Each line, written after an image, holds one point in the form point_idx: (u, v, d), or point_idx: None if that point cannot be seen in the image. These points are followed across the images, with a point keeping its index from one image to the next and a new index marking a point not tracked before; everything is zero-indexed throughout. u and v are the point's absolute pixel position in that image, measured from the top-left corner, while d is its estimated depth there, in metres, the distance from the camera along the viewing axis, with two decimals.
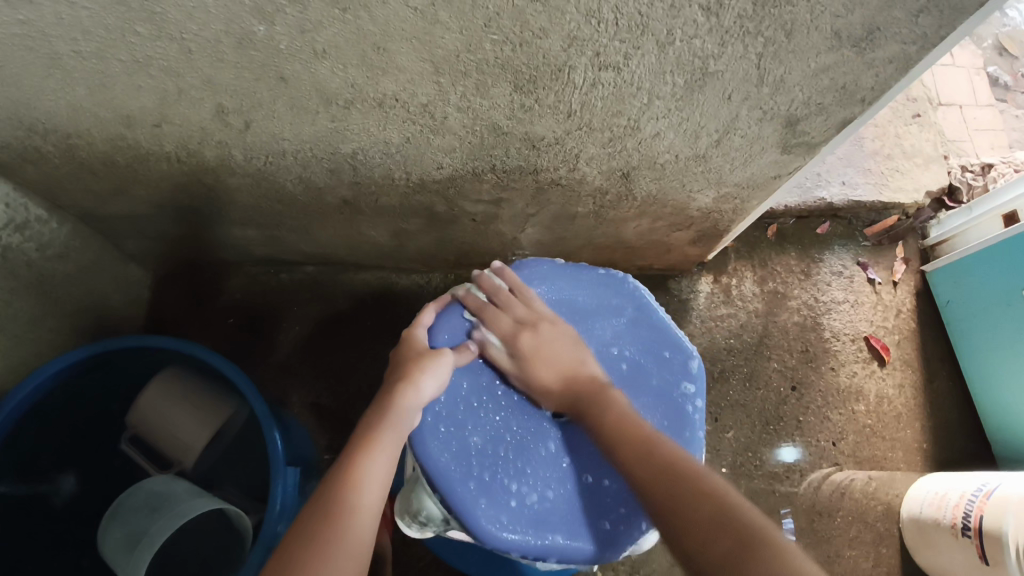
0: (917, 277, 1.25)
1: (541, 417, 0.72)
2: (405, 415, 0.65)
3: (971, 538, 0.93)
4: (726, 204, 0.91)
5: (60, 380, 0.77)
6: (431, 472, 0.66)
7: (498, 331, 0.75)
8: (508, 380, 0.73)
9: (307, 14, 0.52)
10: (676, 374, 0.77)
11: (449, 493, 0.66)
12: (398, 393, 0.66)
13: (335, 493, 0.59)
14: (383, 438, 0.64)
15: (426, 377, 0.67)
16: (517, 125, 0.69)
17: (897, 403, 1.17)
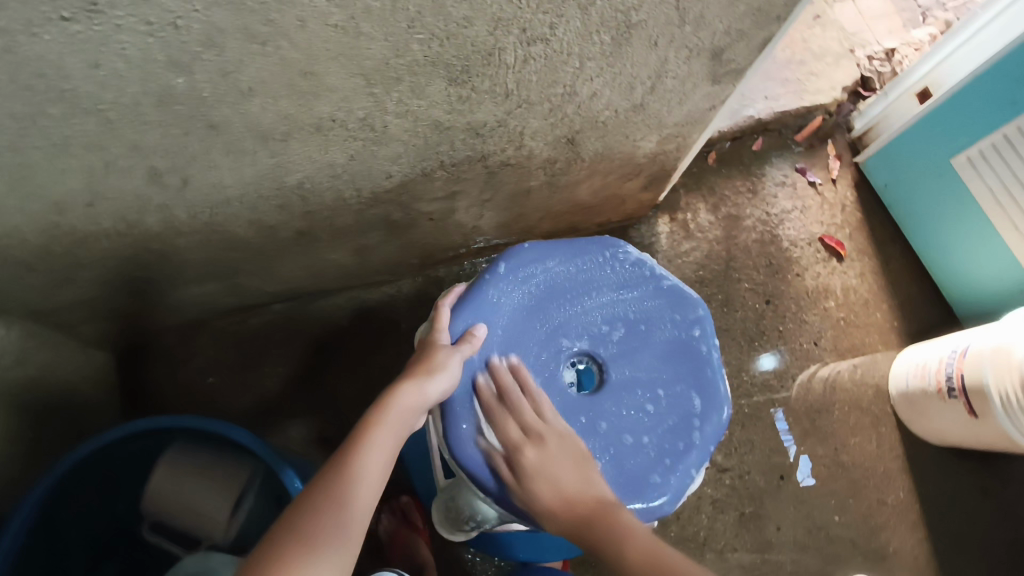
0: (853, 170, 1.31)
1: (570, 394, 0.73)
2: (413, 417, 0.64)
3: (958, 396, 1.00)
4: (670, 144, 0.93)
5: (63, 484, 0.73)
6: (481, 476, 0.67)
7: (505, 323, 0.73)
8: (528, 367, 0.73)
9: (226, 55, 0.50)
10: (683, 320, 0.77)
11: (506, 490, 0.67)
12: (402, 389, 0.64)
13: (328, 488, 0.56)
14: (380, 432, 0.61)
15: (438, 377, 0.65)
16: (458, 117, 0.68)
17: (862, 291, 1.23)
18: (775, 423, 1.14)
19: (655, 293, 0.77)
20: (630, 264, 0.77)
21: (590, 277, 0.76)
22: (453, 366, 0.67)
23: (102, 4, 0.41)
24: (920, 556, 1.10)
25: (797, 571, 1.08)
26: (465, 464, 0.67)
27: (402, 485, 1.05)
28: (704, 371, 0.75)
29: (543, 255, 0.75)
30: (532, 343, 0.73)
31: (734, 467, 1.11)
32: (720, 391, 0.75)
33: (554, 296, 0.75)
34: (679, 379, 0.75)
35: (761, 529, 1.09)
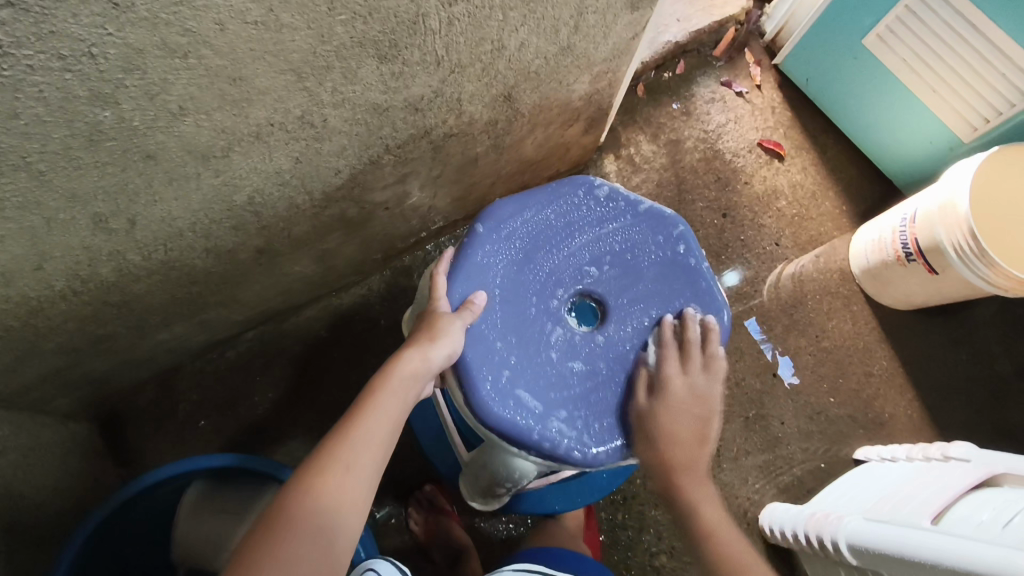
0: (774, 72, 1.35)
1: (576, 337, 0.71)
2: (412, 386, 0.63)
3: (917, 260, 1.06)
4: (602, 82, 0.94)
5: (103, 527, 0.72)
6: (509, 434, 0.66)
7: (496, 282, 0.71)
8: (528, 319, 0.71)
9: (148, 77, 0.47)
10: (667, 240, 0.76)
11: (534, 442, 0.66)
12: (407, 354, 0.64)
13: (336, 447, 0.56)
14: (385, 396, 0.61)
15: (438, 344, 0.64)
16: (395, 96, 0.67)
17: (808, 184, 1.28)
18: (748, 330, 1.19)
19: (633, 219, 0.76)
20: (604, 198, 0.76)
21: (568, 219, 0.75)
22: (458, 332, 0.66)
23: (9, 46, 0.39)
24: (913, 414, 1.17)
25: (808, 457, 1.14)
26: (490, 426, 0.66)
27: (422, 475, 1.06)
28: (698, 283, 0.75)
29: (518, 208, 0.74)
30: (526, 296, 0.72)
31: (729, 377, 1.16)
32: (717, 301, 0.74)
33: (538, 246, 0.73)
34: (676, 297, 0.74)
35: (768, 428, 1.14)
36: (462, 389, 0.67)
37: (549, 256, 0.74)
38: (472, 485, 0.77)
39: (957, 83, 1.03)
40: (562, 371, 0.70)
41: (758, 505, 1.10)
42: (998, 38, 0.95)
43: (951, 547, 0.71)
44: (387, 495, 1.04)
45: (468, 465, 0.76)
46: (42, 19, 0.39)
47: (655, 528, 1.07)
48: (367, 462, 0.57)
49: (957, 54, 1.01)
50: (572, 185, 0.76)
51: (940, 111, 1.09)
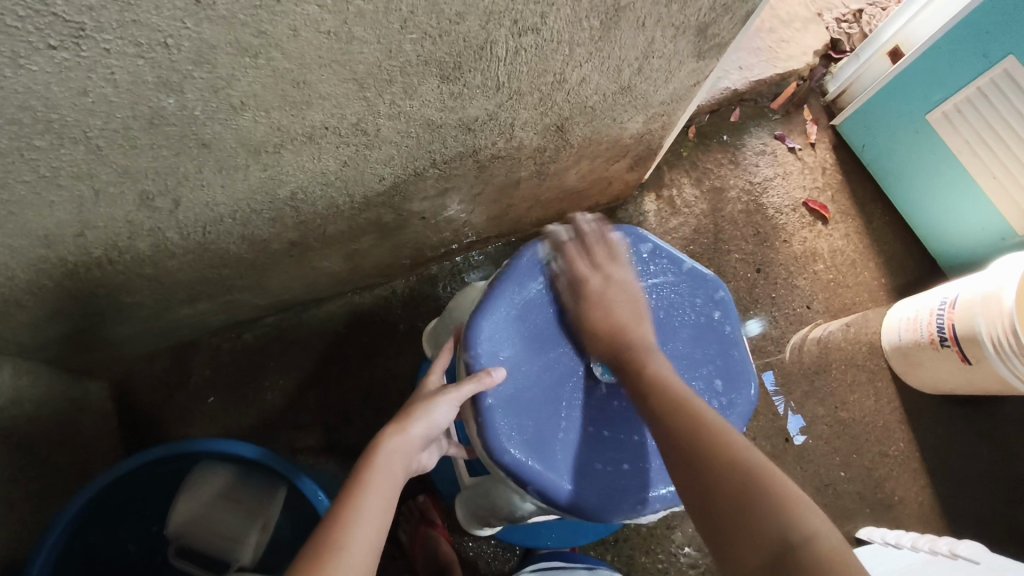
0: (829, 133, 1.33)
1: (599, 387, 0.70)
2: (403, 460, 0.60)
3: (951, 346, 1.03)
4: (656, 123, 0.93)
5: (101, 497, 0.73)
6: (517, 473, 0.64)
7: (527, 322, 0.70)
8: (553, 362, 0.69)
9: (217, 71, 0.48)
10: (705, 306, 0.75)
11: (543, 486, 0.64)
12: (393, 430, 0.62)
13: (327, 542, 0.51)
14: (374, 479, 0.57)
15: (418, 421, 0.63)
16: (450, 114, 0.67)
17: (849, 251, 1.26)
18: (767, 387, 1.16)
19: (673, 278, 0.75)
20: (648, 255, 0.75)
21: (610, 268, 0.73)
22: (448, 406, 0.64)
23: (90, 29, 0.40)
24: (924, 502, 1.14)
25: None
26: (503, 463, 0.64)
27: (418, 485, 1.05)
28: (729, 352, 0.74)
29: (558, 251, 0.72)
30: (554, 339, 0.70)
31: None
32: (746, 373, 0.74)
33: (575, 292, 0.72)
34: (705, 362, 0.73)
35: None
36: (478, 423, 0.65)
37: None
38: (471, 511, 0.76)
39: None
40: (578, 421, 0.68)
41: None
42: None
43: None
44: None
45: (470, 489, 0.75)
46: (127, 8, 0.40)
47: None
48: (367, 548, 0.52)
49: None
50: (618, 236, 0.75)
51: (1002, 194, 1.04)
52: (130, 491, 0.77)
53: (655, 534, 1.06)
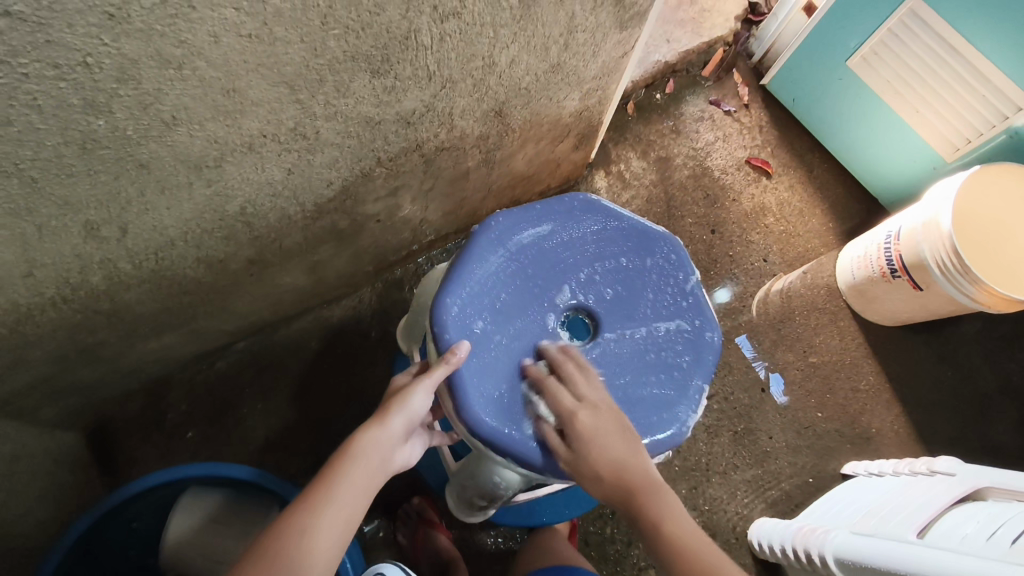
0: (761, 92, 1.38)
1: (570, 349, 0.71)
2: (378, 455, 0.62)
3: (902, 276, 1.08)
4: (592, 99, 0.96)
5: (91, 539, 0.71)
6: (494, 440, 0.65)
7: (494, 295, 0.70)
8: (523, 330, 0.70)
9: (143, 87, 0.49)
10: (664, 264, 0.77)
11: (519, 452, 0.65)
12: (373, 422, 0.63)
13: (289, 530, 0.56)
14: (350, 470, 0.60)
15: (395, 413, 0.63)
16: (387, 109, 0.68)
17: (795, 201, 1.30)
18: (738, 346, 1.19)
19: (626, 236, 0.77)
20: (603, 220, 0.77)
21: (568, 237, 0.75)
22: (424, 396, 0.64)
23: (5, 54, 0.40)
24: (900, 429, 1.18)
25: (796, 472, 1.14)
26: (478, 432, 0.65)
27: (410, 487, 1.05)
28: (692, 304, 0.76)
29: (516, 225, 0.74)
30: (521, 309, 0.71)
31: (718, 392, 1.16)
32: (712, 321, 0.75)
33: (537, 261, 0.73)
34: (670, 316, 0.75)
35: (756, 442, 1.14)
36: (452, 395, 0.65)
37: (547, 272, 0.73)
38: (461, 494, 0.77)
39: (952, 96, 1.04)
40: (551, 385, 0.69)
41: (746, 520, 1.10)
42: (1002, 54, 0.95)
43: (915, 554, 0.73)
44: (375, 511, 1.03)
45: (456, 475, 0.77)
46: (39, 28, 0.40)
47: (643, 542, 1.06)
48: (327, 539, 0.56)
49: (953, 68, 1.01)
50: (573, 206, 0.77)
51: (930, 123, 1.10)
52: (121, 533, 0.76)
53: None
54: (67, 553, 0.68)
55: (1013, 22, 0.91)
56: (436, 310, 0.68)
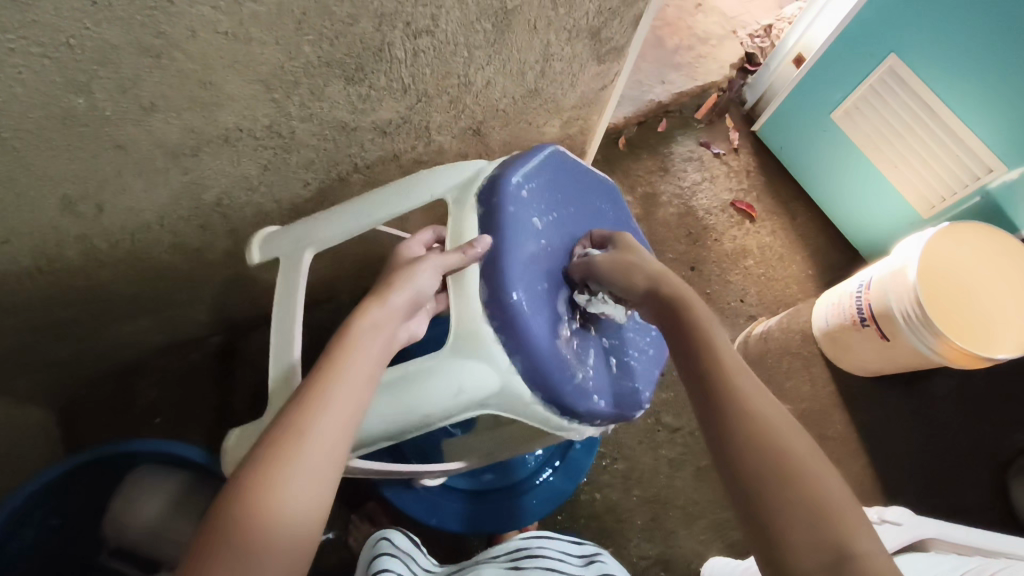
0: (751, 138, 1.41)
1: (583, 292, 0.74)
2: (384, 336, 0.57)
3: (870, 325, 1.09)
4: (573, 127, 0.99)
5: (38, 497, 0.73)
6: (523, 331, 0.63)
7: (546, 209, 0.73)
8: (556, 253, 0.73)
9: (122, 72, 0.53)
10: None
11: (545, 349, 0.64)
12: (371, 306, 0.58)
13: (290, 421, 0.49)
14: (352, 350, 0.55)
15: (396, 291, 0.60)
16: (362, 117, 0.72)
17: (776, 246, 1.32)
18: None
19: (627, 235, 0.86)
20: (614, 212, 0.86)
21: (591, 205, 0.82)
22: (430, 276, 0.62)
23: None
24: (865, 480, 1.18)
25: None
26: (508, 316, 0.63)
27: (367, 493, 1.06)
28: None
29: (569, 165, 0.78)
30: (557, 237, 0.74)
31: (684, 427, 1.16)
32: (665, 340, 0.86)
33: (573, 205, 0.78)
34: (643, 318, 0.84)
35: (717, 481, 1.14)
36: (497, 273, 0.64)
37: (575, 221, 0.78)
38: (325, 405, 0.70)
39: (926, 153, 1.06)
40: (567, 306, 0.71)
41: (702, 557, 1.09)
42: (972, 116, 0.98)
43: None
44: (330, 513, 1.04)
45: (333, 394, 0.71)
46: (25, 10, 0.44)
47: None
48: (332, 425, 0.50)
49: (928, 127, 1.04)
50: (602, 183, 0.84)
51: (906, 178, 1.12)
52: (77, 498, 0.78)
53: (606, 527, 1.08)
54: (11, 508, 0.70)
55: (988, 88, 0.94)
56: (502, 185, 0.68)
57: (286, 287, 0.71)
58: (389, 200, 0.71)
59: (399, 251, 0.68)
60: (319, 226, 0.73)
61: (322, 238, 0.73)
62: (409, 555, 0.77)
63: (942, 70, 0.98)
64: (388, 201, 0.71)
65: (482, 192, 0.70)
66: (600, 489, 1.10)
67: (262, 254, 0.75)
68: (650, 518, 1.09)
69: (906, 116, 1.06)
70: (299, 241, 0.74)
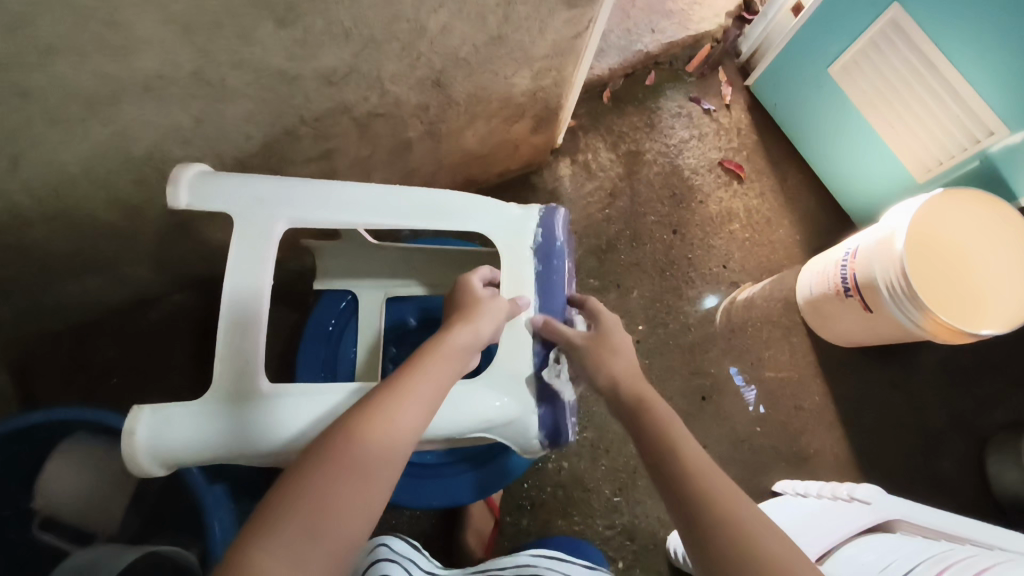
0: (745, 94, 1.33)
1: None
2: (457, 358, 0.63)
3: (854, 296, 1.05)
4: (546, 79, 0.93)
5: None
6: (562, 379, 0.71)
7: None
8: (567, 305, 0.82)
9: (7, 9, 0.46)
10: None
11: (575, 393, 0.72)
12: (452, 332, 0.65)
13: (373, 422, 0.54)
14: (430, 368, 0.61)
15: (478, 318, 0.66)
16: (302, 64, 0.66)
17: (764, 209, 1.27)
18: (731, 377, 1.17)
19: None
20: None
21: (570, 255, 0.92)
22: (499, 311, 0.69)
23: None
24: (839, 452, 1.16)
25: None
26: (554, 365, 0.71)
27: None
28: None
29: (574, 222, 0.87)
30: None
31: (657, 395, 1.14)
32: None
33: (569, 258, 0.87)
34: None
35: None
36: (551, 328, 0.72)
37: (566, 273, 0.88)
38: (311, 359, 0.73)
39: (924, 113, 1.00)
40: None
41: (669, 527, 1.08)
42: (975, 71, 0.91)
43: None
44: None
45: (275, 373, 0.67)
46: None
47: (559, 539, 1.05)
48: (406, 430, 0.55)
49: (928, 83, 0.97)
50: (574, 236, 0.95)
51: (903, 140, 1.05)
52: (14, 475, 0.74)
53: (572, 496, 1.07)
54: None
55: (987, 48, 0.87)
56: (557, 245, 0.75)
57: (242, 251, 0.65)
58: (396, 208, 0.70)
59: (463, 282, 0.73)
60: (295, 196, 0.68)
61: (296, 209, 0.67)
62: (411, 560, 0.75)
63: (945, 19, 0.90)
64: (398, 207, 0.70)
65: (538, 247, 0.75)
66: (568, 457, 1.08)
67: (198, 198, 0.66)
68: (618, 486, 1.08)
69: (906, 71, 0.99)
70: (260, 206, 0.67)
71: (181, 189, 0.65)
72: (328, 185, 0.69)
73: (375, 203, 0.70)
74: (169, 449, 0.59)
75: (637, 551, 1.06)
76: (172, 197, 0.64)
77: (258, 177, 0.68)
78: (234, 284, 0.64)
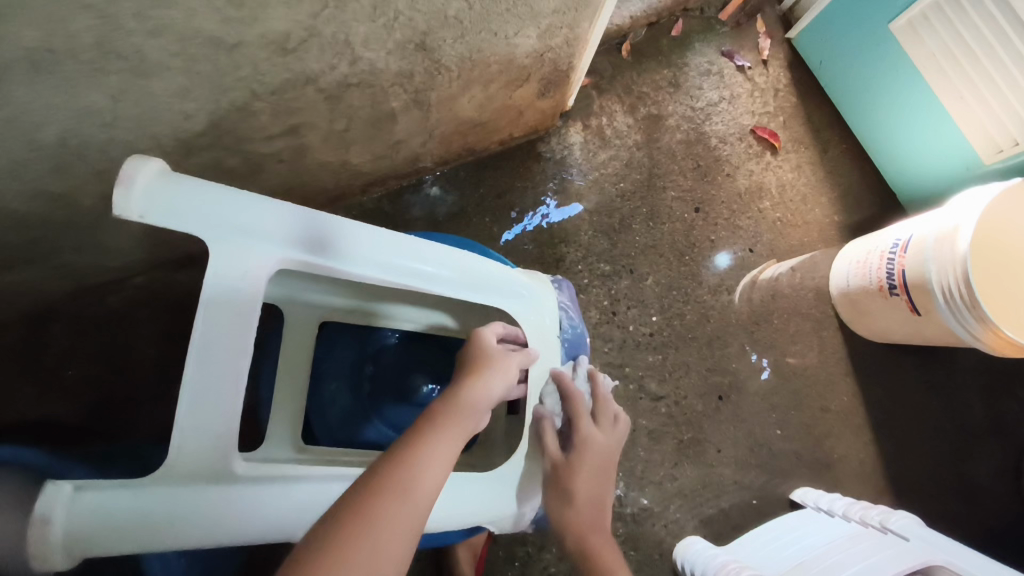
0: (785, 48, 1.16)
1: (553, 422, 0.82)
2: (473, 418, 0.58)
3: (900, 295, 0.92)
4: (556, 38, 0.77)
5: None
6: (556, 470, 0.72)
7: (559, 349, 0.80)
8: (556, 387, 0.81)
9: None
10: None
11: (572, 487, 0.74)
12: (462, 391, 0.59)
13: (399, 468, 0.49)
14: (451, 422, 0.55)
15: (491, 375, 0.61)
16: (243, 30, 0.51)
17: (799, 185, 1.12)
18: (749, 358, 1.06)
19: None
20: None
21: None
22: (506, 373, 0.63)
23: None
24: (865, 459, 1.06)
25: (740, 490, 1.03)
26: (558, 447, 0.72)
27: None
28: None
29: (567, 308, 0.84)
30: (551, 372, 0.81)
31: (670, 394, 1.03)
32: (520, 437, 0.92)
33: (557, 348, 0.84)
34: None
35: (701, 455, 1.03)
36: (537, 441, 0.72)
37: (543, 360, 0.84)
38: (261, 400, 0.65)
39: (1004, 81, 0.84)
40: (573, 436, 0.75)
41: (676, 536, 1.00)
42: None
43: None
44: None
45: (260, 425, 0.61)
46: None
47: (557, 549, 0.98)
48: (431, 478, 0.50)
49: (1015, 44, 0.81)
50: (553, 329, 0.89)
51: (971, 114, 0.90)
52: None
53: None
54: None
55: None
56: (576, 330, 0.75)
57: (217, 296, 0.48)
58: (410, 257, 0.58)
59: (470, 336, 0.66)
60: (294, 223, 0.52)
61: (295, 246, 0.52)
62: None
63: None
64: (413, 257, 0.58)
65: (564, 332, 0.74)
66: None
67: (157, 211, 0.47)
68: (622, 492, 1.00)
69: (991, 31, 0.83)
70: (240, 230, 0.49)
71: (136, 196, 0.46)
72: (346, 229, 0.54)
73: (390, 250, 0.56)
74: (95, 539, 0.44)
75: (641, 562, 0.99)
76: (120, 206, 0.45)
77: (246, 197, 0.50)
78: (202, 344, 0.47)
